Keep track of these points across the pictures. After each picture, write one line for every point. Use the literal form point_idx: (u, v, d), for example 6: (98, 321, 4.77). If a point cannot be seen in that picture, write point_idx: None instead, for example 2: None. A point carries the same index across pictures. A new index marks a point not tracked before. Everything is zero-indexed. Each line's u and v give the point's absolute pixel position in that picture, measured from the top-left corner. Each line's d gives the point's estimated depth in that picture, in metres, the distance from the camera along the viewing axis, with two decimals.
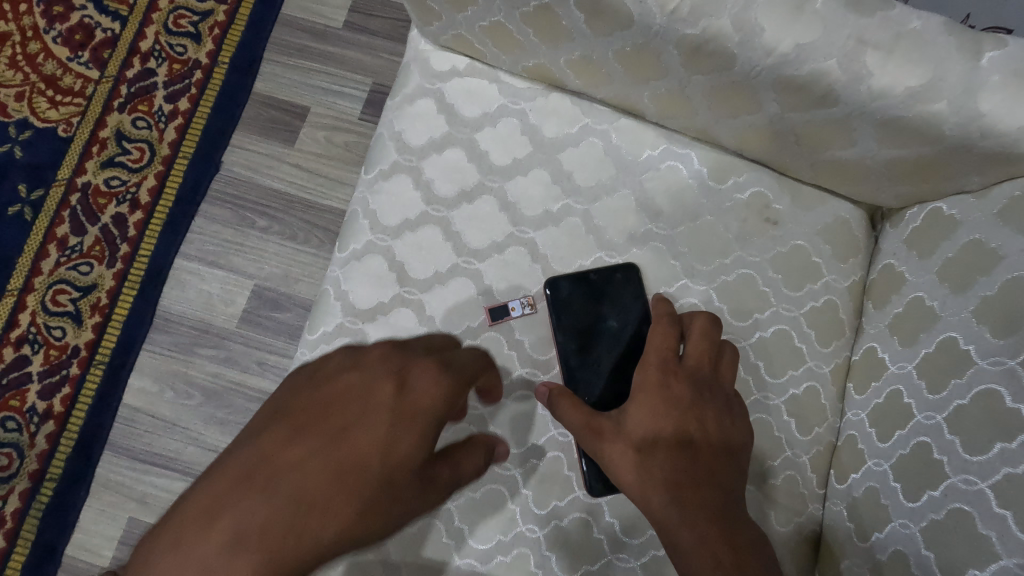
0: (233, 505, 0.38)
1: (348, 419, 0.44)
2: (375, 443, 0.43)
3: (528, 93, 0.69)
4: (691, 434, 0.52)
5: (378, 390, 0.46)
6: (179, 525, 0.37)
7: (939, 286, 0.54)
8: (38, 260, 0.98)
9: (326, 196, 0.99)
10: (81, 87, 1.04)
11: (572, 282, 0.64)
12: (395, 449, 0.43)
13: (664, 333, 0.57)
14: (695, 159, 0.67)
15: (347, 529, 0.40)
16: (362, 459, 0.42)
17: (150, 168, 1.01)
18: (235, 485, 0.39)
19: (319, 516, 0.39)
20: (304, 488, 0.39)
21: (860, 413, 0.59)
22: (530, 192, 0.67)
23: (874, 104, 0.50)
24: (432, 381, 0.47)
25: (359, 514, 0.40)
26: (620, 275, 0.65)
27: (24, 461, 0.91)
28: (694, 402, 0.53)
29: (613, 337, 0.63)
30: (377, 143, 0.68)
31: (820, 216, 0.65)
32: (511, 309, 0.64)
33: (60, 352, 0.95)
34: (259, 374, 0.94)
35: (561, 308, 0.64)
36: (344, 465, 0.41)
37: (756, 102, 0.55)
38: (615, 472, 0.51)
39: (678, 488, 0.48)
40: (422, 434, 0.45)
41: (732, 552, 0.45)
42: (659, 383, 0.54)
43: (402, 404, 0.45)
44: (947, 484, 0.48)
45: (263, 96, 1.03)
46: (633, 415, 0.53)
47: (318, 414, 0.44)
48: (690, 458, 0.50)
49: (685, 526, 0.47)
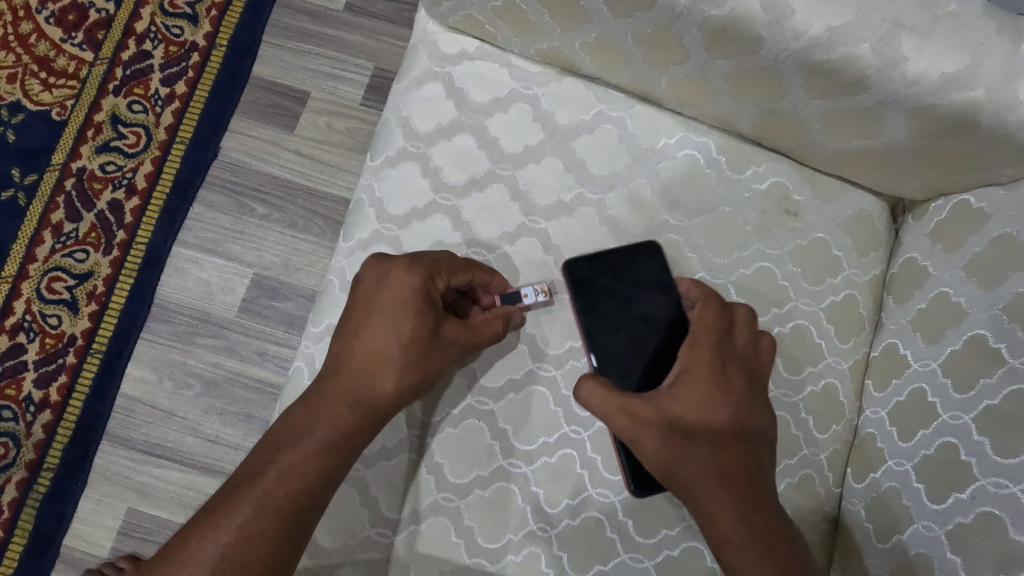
0: (320, 395, 0.52)
1: (367, 317, 0.53)
2: (387, 333, 0.53)
3: (540, 78, 0.66)
4: (744, 425, 0.51)
5: (378, 294, 0.54)
6: (283, 421, 0.51)
7: (967, 282, 0.52)
8: (33, 247, 0.96)
9: (327, 183, 0.97)
10: (75, 69, 1.01)
11: (591, 263, 0.62)
12: (408, 332, 0.53)
13: (716, 316, 0.55)
14: (713, 148, 0.65)
15: (397, 392, 0.52)
16: (386, 347, 0.52)
17: (146, 153, 0.99)
18: (316, 386, 0.53)
19: (372, 390, 0.52)
20: (355, 372, 0.52)
21: (880, 411, 0.58)
22: (542, 180, 0.65)
23: (907, 91, 0.47)
24: (408, 272, 0.54)
25: (401, 379, 0.52)
26: (642, 258, 0.61)
27: (21, 451, 0.90)
28: (747, 391, 0.52)
29: (644, 321, 0.59)
30: (384, 129, 0.66)
31: (841, 208, 0.63)
32: (523, 296, 0.61)
33: (56, 341, 0.93)
34: (259, 364, 0.92)
35: (582, 290, 0.61)
36: (375, 352, 0.52)
37: (782, 88, 0.53)
38: (656, 456, 0.50)
39: (735, 481, 0.47)
40: (419, 313, 0.53)
41: (785, 547, 0.45)
42: (712, 367, 0.52)
43: (394, 293, 0.53)
44: (975, 487, 0.47)
45: (263, 80, 1.00)
46: (683, 401, 0.51)
47: (348, 318, 0.54)
48: (743, 450, 0.49)
49: (739, 517, 0.46)
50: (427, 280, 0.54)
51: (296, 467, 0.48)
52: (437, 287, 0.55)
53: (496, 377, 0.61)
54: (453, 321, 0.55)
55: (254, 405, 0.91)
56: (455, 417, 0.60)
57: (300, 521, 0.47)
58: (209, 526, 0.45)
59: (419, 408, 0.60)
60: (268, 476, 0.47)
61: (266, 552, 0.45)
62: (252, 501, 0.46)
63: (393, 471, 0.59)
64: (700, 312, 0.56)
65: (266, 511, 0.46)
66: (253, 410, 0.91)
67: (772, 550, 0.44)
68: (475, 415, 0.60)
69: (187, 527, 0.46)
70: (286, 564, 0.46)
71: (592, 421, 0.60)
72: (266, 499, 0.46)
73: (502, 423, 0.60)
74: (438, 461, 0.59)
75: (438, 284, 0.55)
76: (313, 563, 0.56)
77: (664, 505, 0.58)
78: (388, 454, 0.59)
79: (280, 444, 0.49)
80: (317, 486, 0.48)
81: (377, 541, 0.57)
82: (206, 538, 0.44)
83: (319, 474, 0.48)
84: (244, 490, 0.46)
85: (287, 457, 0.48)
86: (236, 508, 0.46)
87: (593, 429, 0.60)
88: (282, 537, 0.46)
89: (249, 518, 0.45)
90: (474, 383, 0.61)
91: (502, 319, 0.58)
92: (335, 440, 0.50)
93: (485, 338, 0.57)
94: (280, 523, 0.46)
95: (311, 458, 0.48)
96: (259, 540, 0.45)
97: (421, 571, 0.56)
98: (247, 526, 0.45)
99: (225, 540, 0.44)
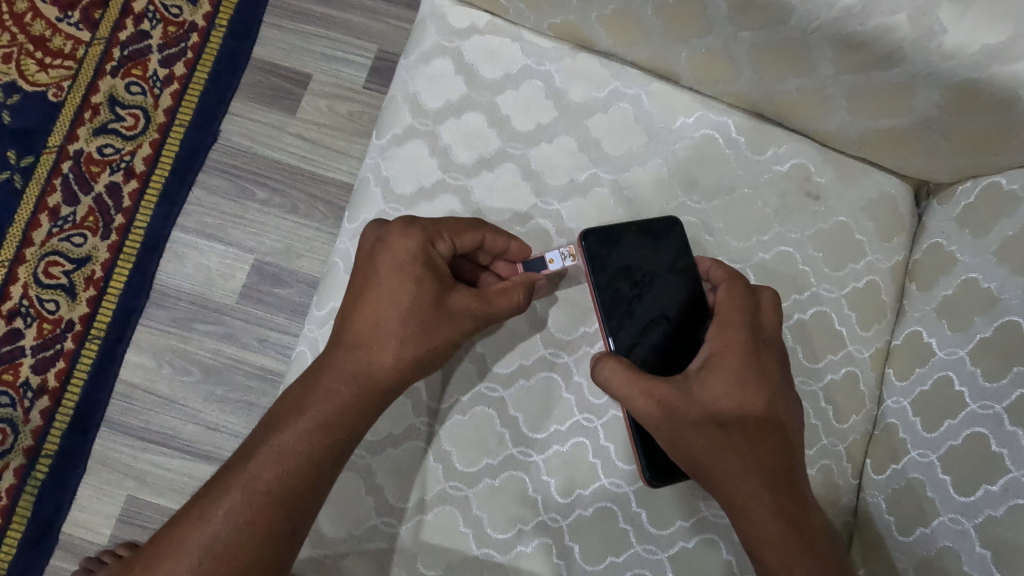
0: (318, 372, 0.50)
1: (365, 286, 0.52)
2: (385, 303, 0.51)
3: (553, 54, 0.64)
4: (778, 415, 0.49)
5: (375, 262, 0.52)
6: (282, 400, 0.50)
7: (997, 268, 0.50)
8: (29, 231, 0.93)
9: (329, 168, 0.94)
10: (71, 49, 0.98)
11: (610, 236, 0.57)
12: (407, 301, 0.51)
13: (745, 296, 0.53)
14: (732, 127, 0.62)
15: (398, 364, 0.50)
16: (384, 317, 0.51)
17: (145, 135, 0.96)
18: (315, 363, 0.51)
19: (374, 363, 0.50)
20: (352, 345, 0.50)
21: (902, 400, 0.56)
22: (554, 159, 0.63)
23: (943, 65, 0.45)
24: (404, 234, 0.52)
25: (402, 351, 0.50)
26: (666, 233, 0.58)
27: (19, 438, 0.88)
28: (780, 377, 0.51)
29: (666, 299, 0.56)
30: (390, 106, 0.64)
31: (864, 191, 0.61)
32: (550, 262, 0.57)
33: (54, 326, 0.91)
34: (259, 351, 0.90)
35: (599, 264, 0.57)
36: (373, 323, 0.51)
37: (809, 63, 0.51)
38: (689, 446, 0.48)
39: (771, 475, 0.47)
40: (418, 279, 0.51)
41: (822, 540, 0.45)
42: (745, 352, 0.50)
43: (391, 259, 0.51)
44: (1007, 478, 0.45)
45: (264, 61, 0.98)
46: (715, 389, 0.49)
47: (351, 285, 0.53)
48: (778, 442, 0.48)
49: (775, 512, 0.46)
50: (425, 243, 0.52)
51: (286, 449, 0.46)
52: (438, 252, 0.53)
53: (508, 363, 0.59)
54: (461, 290, 0.53)
55: (255, 393, 0.89)
56: (464, 404, 0.58)
57: (294, 506, 0.45)
58: (199, 512, 0.44)
59: (427, 394, 0.58)
60: (260, 457, 0.46)
61: (257, 540, 0.44)
62: (243, 485, 0.45)
63: (399, 459, 0.57)
64: (727, 292, 0.53)
65: (254, 497, 0.44)
66: (254, 398, 0.89)
67: (811, 544, 0.45)
68: (485, 402, 0.58)
69: (181, 514, 0.45)
70: (279, 553, 0.44)
71: (605, 410, 0.58)
72: (255, 483, 0.45)
73: (513, 411, 0.58)
74: (446, 448, 0.57)
75: (439, 248, 0.53)
76: (317, 552, 0.55)
77: (678, 496, 0.56)
78: (394, 441, 0.57)
79: (273, 423, 0.48)
80: (310, 470, 0.46)
81: (383, 531, 0.55)
82: (201, 523, 0.43)
83: (311, 456, 0.47)
84: (234, 475, 0.45)
85: (277, 438, 0.47)
86: (227, 494, 0.44)
87: (606, 418, 0.58)
88: (274, 525, 0.44)
89: (238, 504, 0.44)
90: (485, 369, 0.59)
91: (523, 289, 0.55)
92: (328, 419, 0.48)
93: (501, 309, 0.54)
94: (275, 506, 0.45)
95: (304, 439, 0.47)
96: (252, 526, 0.44)
97: (427, 562, 0.55)
98: (237, 511, 0.44)
99: (214, 527, 0.43)
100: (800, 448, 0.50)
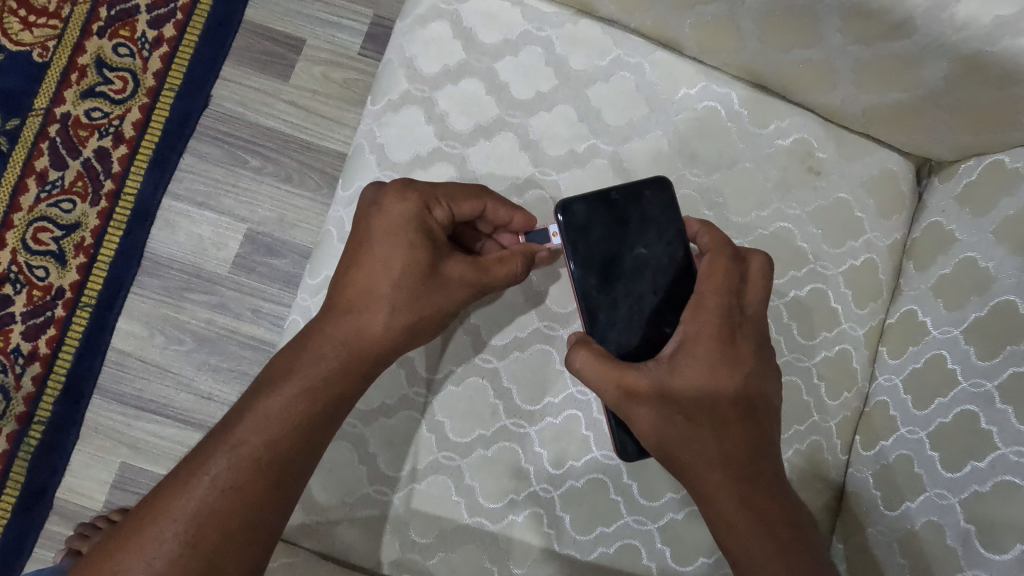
0: (308, 336, 0.50)
1: (358, 252, 0.51)
2: (376, 270, 0.50)
3: (554, 19, 0.62)
4: (751, 400, 0.49)
5: (367, 228, 0.51)
6: (268, 368, 0.49)
7: (995, 247, 0.49)
8: (17, 196, 0.91)
9: (322, 137, 0.92)
10: (56, 8, 0.95)
11: (588, 206, 0.55)
12: (400, 268, 0.50)
13: (727, 270, 0.51)
14: (735, 99, 0.61)
15: (389, 331, 0.50)
16: (376, 284, 0.50)
17: (133, 99, 0.93)
18: (304, 333, 0.50)
19: (363, 330, 0.50)
20: (341, 312, 0.50)
21: (893, 378, 0.56)
22: (553, 128, 0.62)
23: (954, 36, 0.44)
24: (400, 198, 0.51)
25: (395, 317, 0.50)
26: (652, 199, 0.56)
27: (10, 404, 0.87)
28: (756, 361, 0.50)
29: (641, 272, 0.55)
30: (385, 69, 0.62)
31: (866, 167, 0.60)
32: (552, 235, 0.56)
33: (44, 293, 0.90)
34: (252, 321, 0.89)
35: (577, 237, 0.55)
36: (365, 289, 0.50)
37: (818, 31, 0.50)
38: (662, 434, 0.48)
39: (736, 464, 0.47)
40: (413, 245, 0.50)
41: (789, 528, 0.45)
42: (720, 337, 0.49)
43: (385, 226, 0.51)
44: (996, 455, 0.45)
45: (256, 25, 0.95)
46: (687, 376, 0.49)
47: (346, 250, 0.52)
48: (747, 428, 0.48)
49: (738, 499, 0.46)
50: (422, 208, 0.51)
51: (272, 415, 0.46)
52: (435, 218, 0.52)
53: (504, 336, 0.59)
54: (457, 258, 0.52)
55: (248, 363, 0.89)
56: (459, 375, 0.58)
57: (278, 475, 0.45)
58: (187, 476, 0.44)
59: (422, 364, 0.58)
60: (246, 424, 0.46)
61: (242, 506, 0.43)
62: (229, 449, 0.44)
63: (393, 428, 0.57)
64: (709, 265, 0.52)
65: (241, 462, 0.44)
66: (247, 367, 0.88)
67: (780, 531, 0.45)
68: (480, 373, 0.58)
69: (168, 478, 0.45)
70: (266, 521, 0.44)
71: None
72: (241, 449, 0.45)
73: (507, 382, 0.58)
74: (439, 419, 0.57)
75: (436, 215, 0.52)
76: (310, 519, 0.55)
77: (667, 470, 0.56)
78: (388, 411, 0.57)
79: (259, 390, 0.47)
80: (293, 436, 0.46)
81: (376, 499, 0.56)
82: (185, 489, 0.43)
83: (294, 424, 0.46)
84: (222, 440, 0.45)
85: (264, 404, 0.46)
86: (214, 459, 0.44)
87: None
88: (258, 491, 0.44)
89: (225, 469, 0.44)
90: (481, 342, 0.59)
91: (522, 258, 0.54)
92: (316, 385, 0.48)
93: (498, 279, 0.53)
94: (257, 475, 0.44)
95: (291, 405, 0.47)
96: (234, 493, 0.43)
97: (419, 529, 0.55)
98: (223, 476, 0.43)
99: (200, 493, 0.43)
100: (774, 427, 0.50)
